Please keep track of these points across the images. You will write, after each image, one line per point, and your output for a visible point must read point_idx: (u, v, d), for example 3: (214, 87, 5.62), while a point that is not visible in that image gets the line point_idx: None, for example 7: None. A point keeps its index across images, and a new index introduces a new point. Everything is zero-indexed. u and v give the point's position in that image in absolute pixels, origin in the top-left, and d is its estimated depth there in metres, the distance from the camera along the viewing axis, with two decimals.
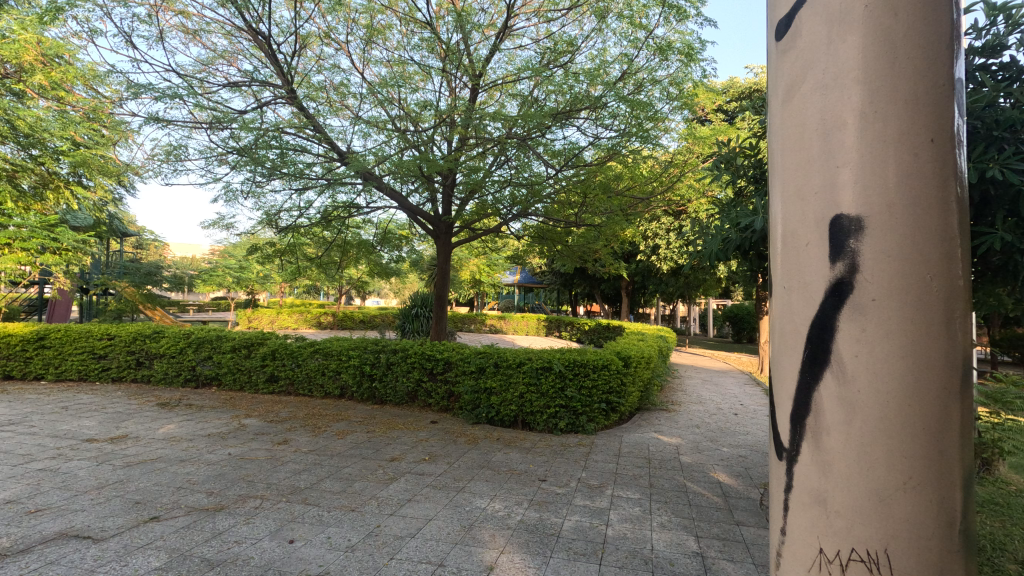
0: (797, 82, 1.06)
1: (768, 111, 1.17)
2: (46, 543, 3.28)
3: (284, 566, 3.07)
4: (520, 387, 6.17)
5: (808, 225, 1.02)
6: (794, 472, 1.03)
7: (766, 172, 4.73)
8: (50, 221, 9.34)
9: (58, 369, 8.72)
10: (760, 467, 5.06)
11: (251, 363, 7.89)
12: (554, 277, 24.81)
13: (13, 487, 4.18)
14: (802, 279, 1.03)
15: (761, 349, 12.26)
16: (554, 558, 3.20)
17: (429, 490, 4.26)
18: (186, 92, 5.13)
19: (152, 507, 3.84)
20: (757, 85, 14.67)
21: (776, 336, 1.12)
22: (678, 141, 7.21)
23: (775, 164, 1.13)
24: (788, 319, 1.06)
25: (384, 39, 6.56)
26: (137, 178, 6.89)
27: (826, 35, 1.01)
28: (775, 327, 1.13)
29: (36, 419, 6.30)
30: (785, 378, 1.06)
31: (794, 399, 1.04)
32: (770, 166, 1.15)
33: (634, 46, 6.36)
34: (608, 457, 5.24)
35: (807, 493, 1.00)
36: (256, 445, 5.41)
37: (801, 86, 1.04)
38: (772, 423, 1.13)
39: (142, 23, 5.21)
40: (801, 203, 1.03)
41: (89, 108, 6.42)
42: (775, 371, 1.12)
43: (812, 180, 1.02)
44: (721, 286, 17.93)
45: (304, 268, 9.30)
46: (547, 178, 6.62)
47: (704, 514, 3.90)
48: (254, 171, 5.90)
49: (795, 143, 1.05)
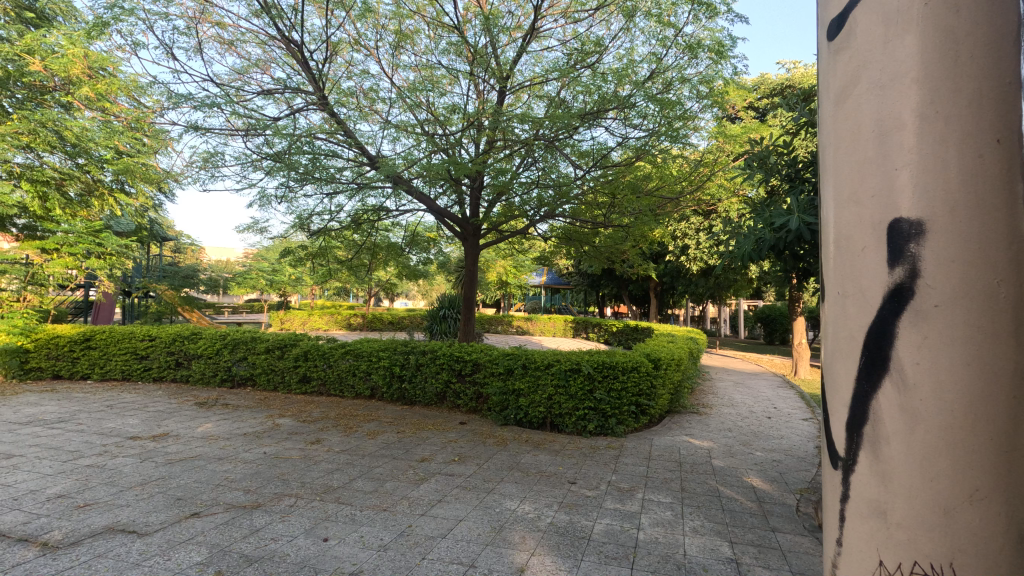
0: (851, 82, 1.03)
1: (818, 112, 1.14)
2: (95, 537, 3.41)
3: (319, 563, 3.13)
4: (548, 389, 6.16)
5: (864, 229, 0.99)
6: (851, 481, 1.01)
7: (799, 169, 4.62)
8: (95, 227, 9.72)
9: (103, 369, 9.07)
10: (795, 472, 4.94)
11: (284, 364, 8.07)
12: (581, 279, 24.67)
13: (63, 482, 4.37)
14: (857, 284, 1.00)
15: (795, 351, 11.97)
16: (585, 561, 3.19)
17: (459, 491, 4.29)
18: (224, 100, 5.29)
19: (192, 504, 3.96)
20: (789, 82, 14.38)
21: (828, 342, 1.09)
22: (708, 140, 7.11)
23: (827, 166, 1.10)
24: (841, 325, 1.04)
25: (413, 43, 6.64)
26: (176, 185, 7.13)
27: (883, 34, 0.98)
28: (826, 333, 1.10)
29: (84, 417, 6.57)
30: (839, 386, 1.04)
31: (849, 407, 1.01)
32: (821, 168, 1.13)
33: (663, 44, 6.30)
34: (639, 460, 5.18)
35: (865, 504, 0.98)
36: (290, 444, 5.53)
37: (855, 86, 1.02)
38: (824, 431, 1.10)
39: (182, 35, 5.39)
40: (857, 206, 1.00)
41: (132, 118, 6.67)
42: (827, 379, 1.09)
43: (868, 183, 0.99)
44: (752, 287, 17.54)
45: (335, 270, 9.48)
46: (574, 179, 6.60)
47: (739, 520, 3.82)
48: (288, 175, 6.04)
49: (850, 144, 1.02)
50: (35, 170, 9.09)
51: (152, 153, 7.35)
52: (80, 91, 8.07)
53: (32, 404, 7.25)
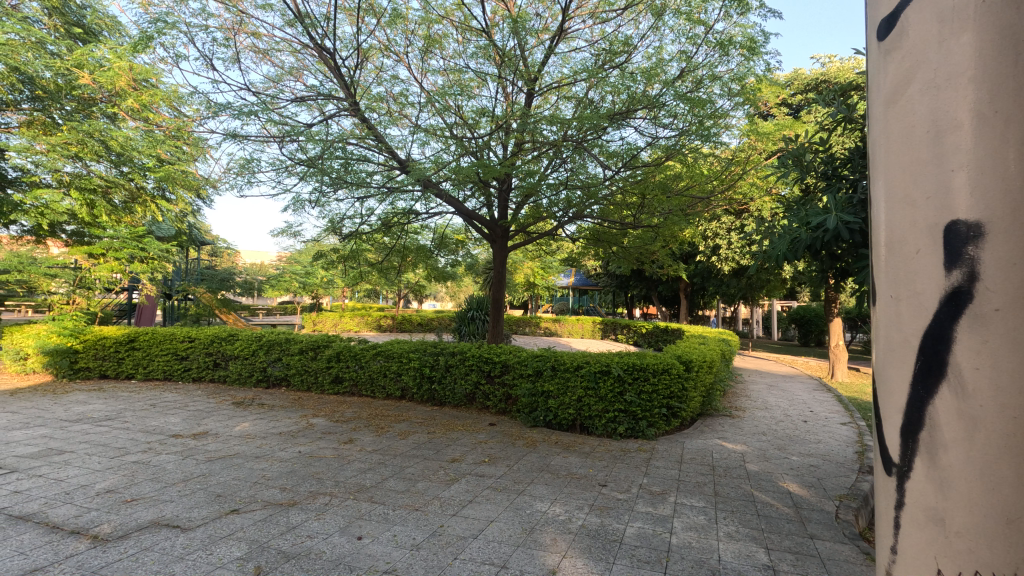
0: (904, 83, 1.01)
1: (870, 114, 1.12)
2: (141, 531, 3.55)
3: (353, 561, 3.18)
4: (578, 391, 6.13)
5: (918, 232, 0.97)
6: (906, 488, 0.99)
7: (836, 166, 4.50)
8: (139, 232, 10.09)
9: (146, 369, 9.41)
10: (834, 478, 4.80)
11: (317, 365, 8.23)
12: (609, 280, 24.48)
13: (111, 478, 4.55)
14: (911, 287, 0.98)
15: (831, 353, 11.64)
16: (617, 564, 3.17)
17: (490, 492, 4.30)
18: (260, 108, 5.44)
19: (232, 500, 4.08)
20: (824, 77, 14.02)
21: (881, 345, 1.07)
22: (739, 137, 6.98)
23: (878, 166, 1.08)
24: (895, 329, 1.01)
25: (441, 48, 6.71)
26: (214, 191, 7.37)
27: (937, 33, 0.96)
28: (879, 336, 1.08)
29: (129, 415, 6.84)
30: (893, 391, 1.02)
31: (904, 412, 0.99)
32: (871, 168, 1.11)
33: (693, 42, 6.21)
34: (671, 463, 5.12)
35: (921, 512, 0.96)
36: (324, 444, 5.64)
37: (908, 87, 1.00)
38: (877, 436, 1.09)
39: (221, 46, 5.57)
40: (910, 209, 0.98)
41: (173, 127, 6.91)
42: (881, 383, 1.07)
43: (922, 185, 0.97)
44: (786, 287, 17.12)
45: (367, 273, 9.64)
46: (603, 180, 6.56)
47: (775, 526, 3.74)
48: (321, 180, 6.15)
49: (903, 145, 1.00)
50: (83, 178, 9.53)
51: (192, 161, 7.60)
52: (125, 102, 8.42)
53: (81, 402, 7.56)
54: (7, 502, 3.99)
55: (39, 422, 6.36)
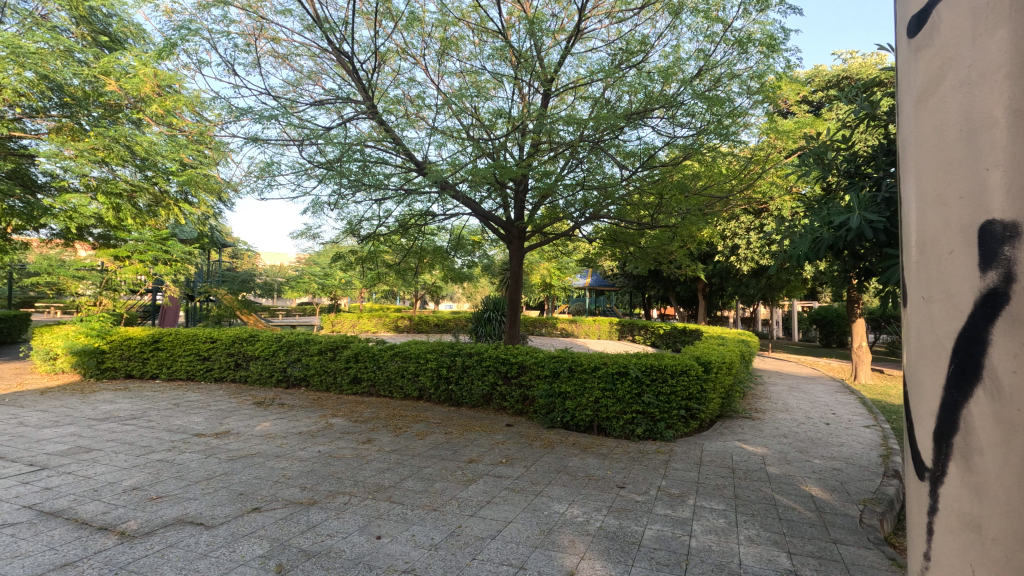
0: (934, 81, 0.99)
1: (897, 114, 1.10)
2: (166, 527, 3.62)
3: (373, 560, 3.21)
4: (595, 392, 6.11)
5: (951, 232, 0.94)
6: (940, 493, 0.96)
7: (859, 164, 4.42)
8: (163, 235, 10.31)
9: (170, 369, 9.59)
10: (858, 481, 4.71)
11: (336, 365, 8.32)
12: (626, 280, 24.34)
13: (137, 476, 4.65)
14: (944, 288, 0.95)
15: (854, 354, 11.43)
16: (636, 567, 3.15)
17: (507, 493, 4.31)
18: (280, 112, 5.52)
19: (254, 498, 4.15)
20: (845, 73, 13.79)
21: (909, 347, 1.05)
22: (759, 136, 6.90)
23: (907, 165, 1.06)
24: (925, 330, 0.99)
25: (458, 50, 6.73)
26: (236, 194, 7.50)
27: (971, 30, 0.94)
28: (906, 338, 1.06)
29: (154, 414, 6.98)
30: (925, 394, 1.00)
31: (937, 416, 0.97)
32: (900, 168, 1.09)
33: (711, 40, 6.15)
34: (689, 465, 5.07)
35: (956, 518, 0.94)
36: (343, 443, 5.70)
37: (939, 84, 0.98)
38: (908, 441, 1.06)
39: (242, 52, 5.67)
40: (943, 208, 0.96)
41: (195, 132, 7.04)
42: (911, 386, 1.05)
43: (955, 185, 0.94)
44: (807, 287, 16.85)
45: (384, 274, 9.72)
46: (620, 180, 6.53)
47: (797, 530, 3.68)
48: (340, 183, 6.22)
49: (934, 144, 0.98)
50: (110, 183, 9.81)
51: (214, 165, 7.74)
52: (149, 108, 8.59)
53: (108, 402, 7.74)
54: (38, 498, 4.10)
55: (68, 421, 6.53)
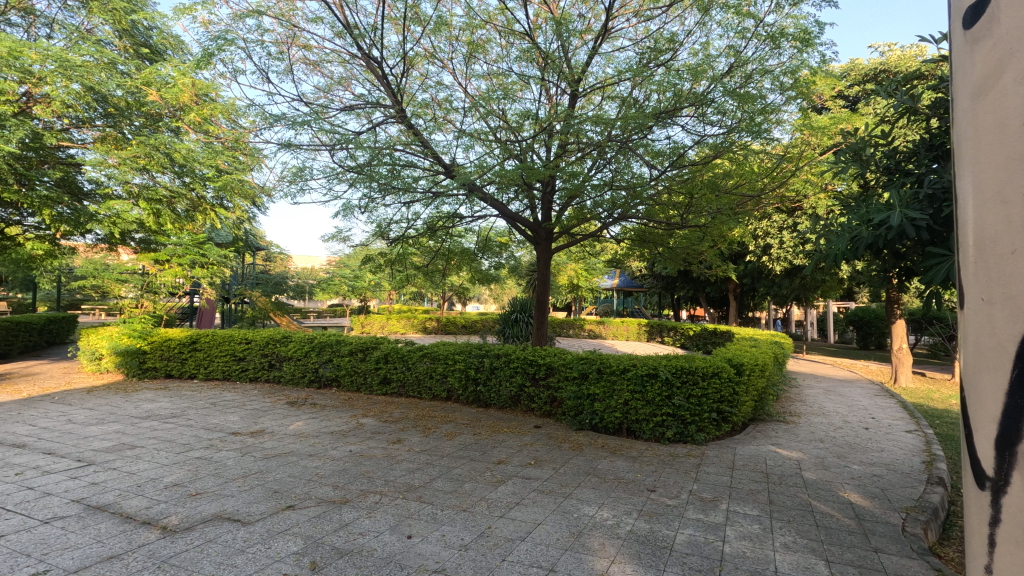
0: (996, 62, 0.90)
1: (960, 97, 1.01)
2: (205, 523, 3.73)
3: (404, 559, 3.24)
4: (625, 394, 6.04)
5: (1011, 228, 0.85)
6: (1002, 511, 0.89)
7: (899, 159, 4.27)
8: (200, 239, 10.65)
9: (207, 369, 9.87)
10: (900, 489, 4.55)
11: (366, 366, 8.45)
12: (655, 281, 24.07)
13: (178, 472, 4.81)
14: (1004, 290, 0.85)
15: (894, 357, 11.04)
16: (668, 572, 3.11)
17: (536, 495, 4.30)
18: (312, 118, 5.63)
19: (288, 497, 4.24)
20: (883, 66, 13.36)
21: (972, 351, 0.96)
22: (792, 133, 6.75)
23: (969, 152, 0.96)
24: (987, 335, 0.90)
25: (485, 52, 6.77)
26: (269, 199, 7.69)
27: None
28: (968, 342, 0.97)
29: (193, 413, 7.20)
30: (987, 403, 0.91)
31: (999, 426, 0.89)
32: (961, 155, 1.00)
33: (742, 36, 6.04)
34: (722, 469, 4.97)
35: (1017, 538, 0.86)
36: (373, 443, 5.77)
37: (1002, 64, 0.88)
38: (971, 449, 0.99)
39: (275, 60, 5.80)
40: (1003, 204, 0.86)
41: (231, 138, 7.25)
42: (974, 391, 0.97)
43: (1016, 177, 0.85)
44: (843, 287, 16.38)
45: (412, 276, 9.82)
46: (649, 180, 6.47)
47: (835, 537, 3.58)
48: (370, 187, 6.32)
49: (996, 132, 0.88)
50: (150, 190, 10.12)
51: (248, 170, 7.94)
52: (187, 116, 8.87)
53: (149, 400, 8.02)
54: (86, 493, 4.27)
55: (112, 418, 6.78)
